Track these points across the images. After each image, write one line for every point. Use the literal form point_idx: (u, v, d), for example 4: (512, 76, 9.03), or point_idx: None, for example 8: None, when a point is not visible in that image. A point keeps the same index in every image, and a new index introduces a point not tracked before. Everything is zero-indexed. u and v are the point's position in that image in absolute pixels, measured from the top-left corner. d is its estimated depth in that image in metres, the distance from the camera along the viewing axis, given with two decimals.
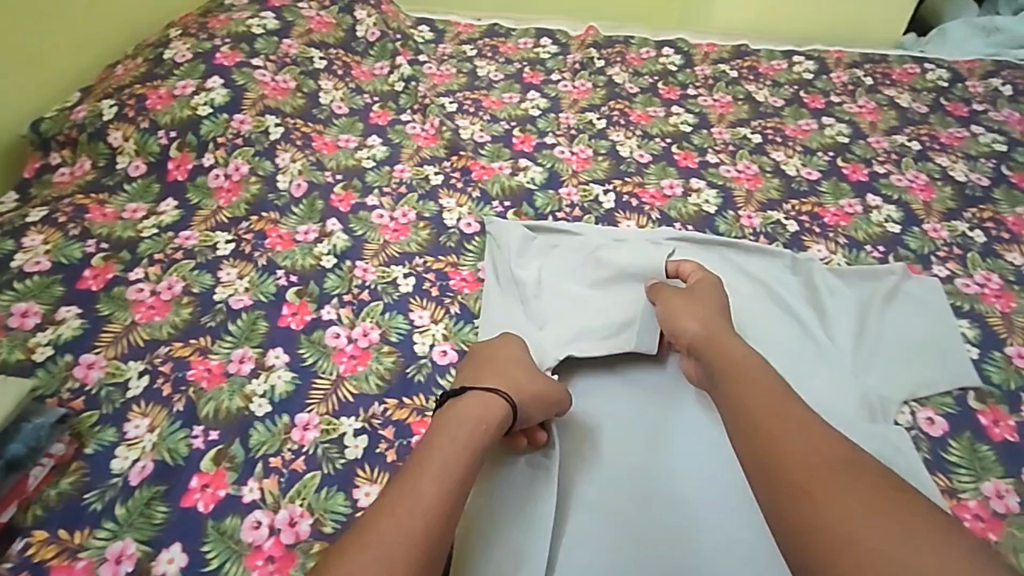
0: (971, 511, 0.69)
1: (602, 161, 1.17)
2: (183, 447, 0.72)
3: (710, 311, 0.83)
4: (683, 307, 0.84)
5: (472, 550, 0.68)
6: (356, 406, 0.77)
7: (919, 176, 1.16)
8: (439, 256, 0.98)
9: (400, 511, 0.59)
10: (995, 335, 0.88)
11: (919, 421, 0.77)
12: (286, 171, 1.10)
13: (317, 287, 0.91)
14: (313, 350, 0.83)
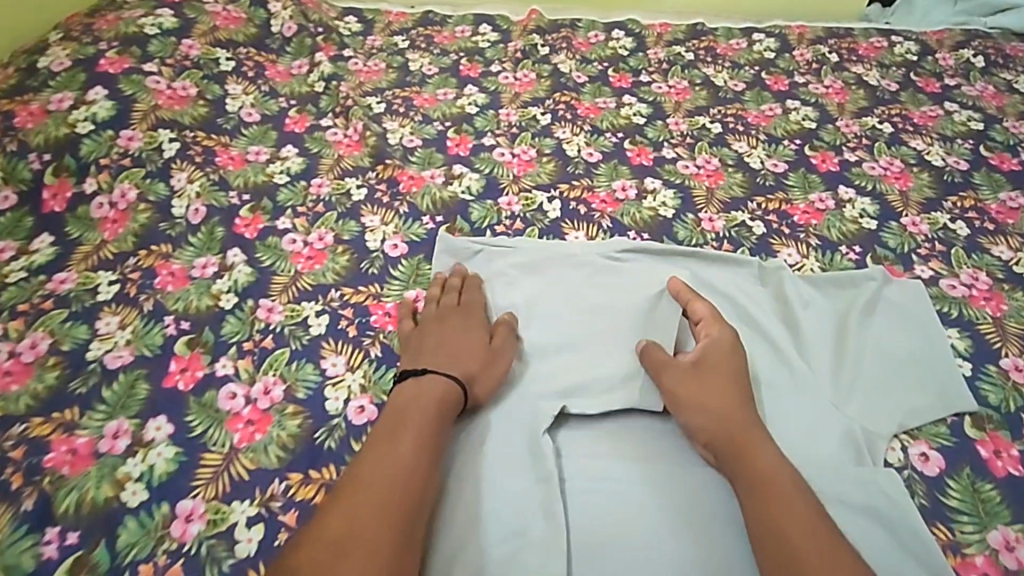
0: (978, 570, 0.62)
1: (547, 162, 1.05)
2: (28, 561, 0.60)
3: (720, 369, 0.71)
4: (685, 372, 0.71)
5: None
6: (251, 487, 0.66)
7: (894, 162, 1.06)
8: (360, 287, 0.85)
9: (357, 522, 0.58)
10: (988, 345, 0.79)
11: (913, 458, 0.69)
12: (182, 194, 0.95)
13: (211, 334, 0.79)
14: (203, 417, 0.71)
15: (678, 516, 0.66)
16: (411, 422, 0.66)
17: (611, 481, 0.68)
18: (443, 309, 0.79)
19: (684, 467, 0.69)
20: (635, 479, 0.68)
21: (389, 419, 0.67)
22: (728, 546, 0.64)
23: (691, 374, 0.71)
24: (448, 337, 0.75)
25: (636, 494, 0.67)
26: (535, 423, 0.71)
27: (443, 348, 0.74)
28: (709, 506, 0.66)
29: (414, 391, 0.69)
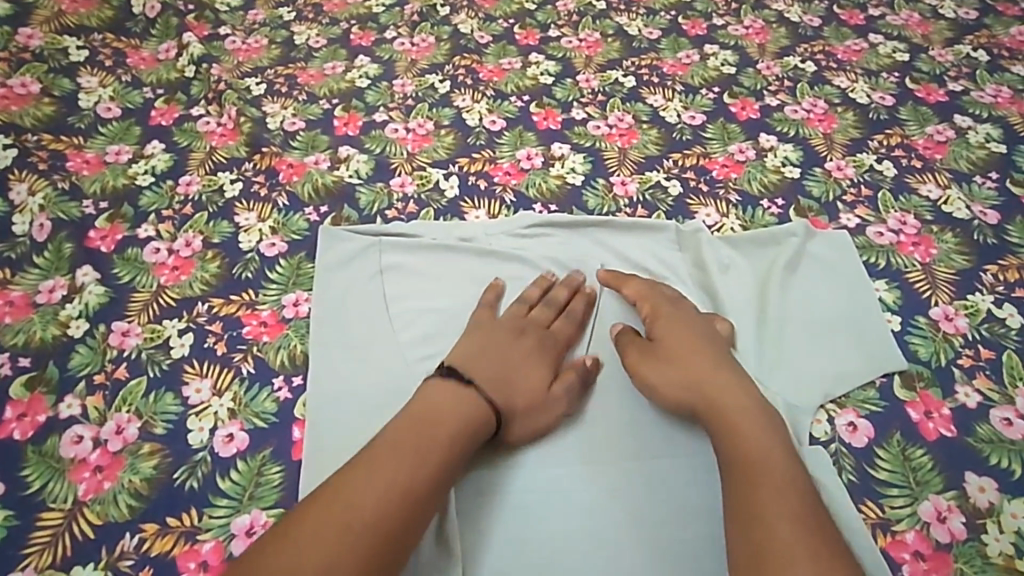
0: (910, 548, 0.58)
1: (445, 135, 0.94)
2: None
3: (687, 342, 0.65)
4: (659, 366, 0.64)
5: None
6: (97, 546, 0.59)
7: (818, 103, 0.99)
8: (232, 296, 0.75)
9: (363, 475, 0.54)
10: (916, 294, 0.74)
11: (839, 430, 0.64)
12: (23, 208, 0.82)
13: (57, 368, 0.68)
14: (42, 468, 0.62)
15: (596, 526, 0.61)
16: (441, 427, 0.58)
17: (520, 495, 0.62)
18: (520, 320, 0.69)
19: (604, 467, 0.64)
20: (554, 486, 0.63)
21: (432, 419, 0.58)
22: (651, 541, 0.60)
23: (662, 366, 0.64)
24: (514, 353, 0.66)
25: (560, 502, 0.62)
26: None
27: (500, 361, 0.64)
28: (631, 500, 0.62)
29: (454, 397, 0.60)
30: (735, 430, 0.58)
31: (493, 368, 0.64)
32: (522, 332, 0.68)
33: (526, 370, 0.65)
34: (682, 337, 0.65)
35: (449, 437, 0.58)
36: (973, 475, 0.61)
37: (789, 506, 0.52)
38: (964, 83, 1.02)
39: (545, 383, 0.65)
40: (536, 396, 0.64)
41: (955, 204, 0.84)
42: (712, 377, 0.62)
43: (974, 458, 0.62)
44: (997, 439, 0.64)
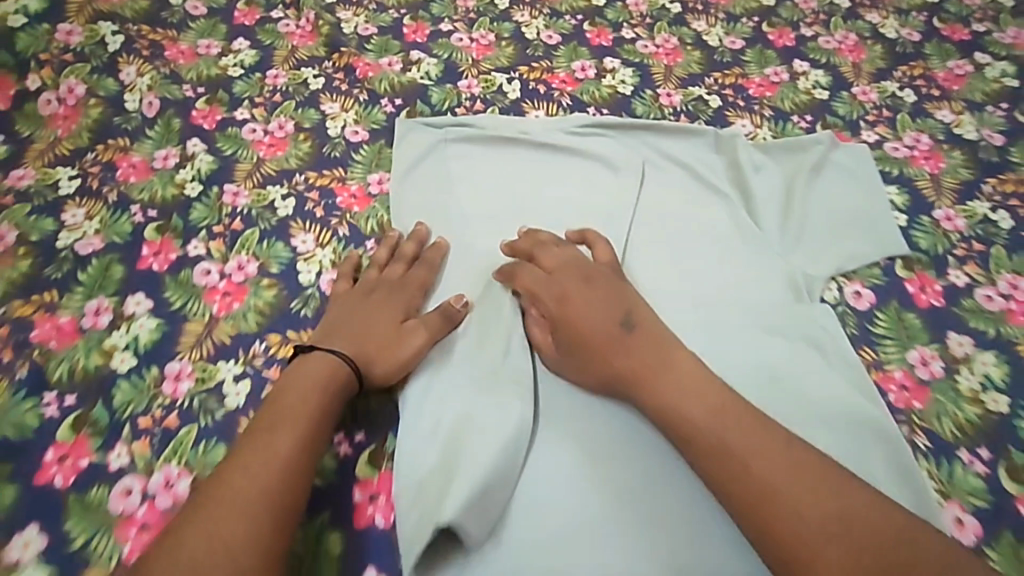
0: (896, 381, 0.67)
1: (506, 47, 1.03)
2: (32, 420, 0.63)
3: (581, 330, 0.63)
4: (580, 366, 0.63)
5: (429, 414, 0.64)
6: (236, 349, 0.69)
7: (849, 36, 1.05)
8: (325, 170, 0.86)
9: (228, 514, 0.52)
10: (925, 199, 0.83)
11: (846, 296, 0.74)
12: (133, 87, 0.92)
13: (180, 220, 0.79)
14: (180, 292, 0.73)
15: None
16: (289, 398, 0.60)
17: None
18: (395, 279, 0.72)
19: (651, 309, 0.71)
20: None
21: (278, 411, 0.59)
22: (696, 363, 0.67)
23: (579, 364, 0.63)
24: (359, 313, 0.68)
25: None
26: None
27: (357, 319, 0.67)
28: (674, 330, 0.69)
29: (307, 368, 0.63)
30: (675, 419, 0.56)
31: (350, 327, 0.67)
32: (364, 292, 0.71)
33: (382, 313, 0.68)
34: (586, 325, 0.63)
35: (307, 398, 0.60)
36: (955, 333, 0.71)
37: (782, 494, 0.50)
38: (987, 25, 1.08)
39: (395, 327, 0.67)
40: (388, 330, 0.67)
41: (966, 127, 0.92)
42: (618, 362, 0.60)
43: (959, 323, 0.72)
44: (979, 310, 0.73)
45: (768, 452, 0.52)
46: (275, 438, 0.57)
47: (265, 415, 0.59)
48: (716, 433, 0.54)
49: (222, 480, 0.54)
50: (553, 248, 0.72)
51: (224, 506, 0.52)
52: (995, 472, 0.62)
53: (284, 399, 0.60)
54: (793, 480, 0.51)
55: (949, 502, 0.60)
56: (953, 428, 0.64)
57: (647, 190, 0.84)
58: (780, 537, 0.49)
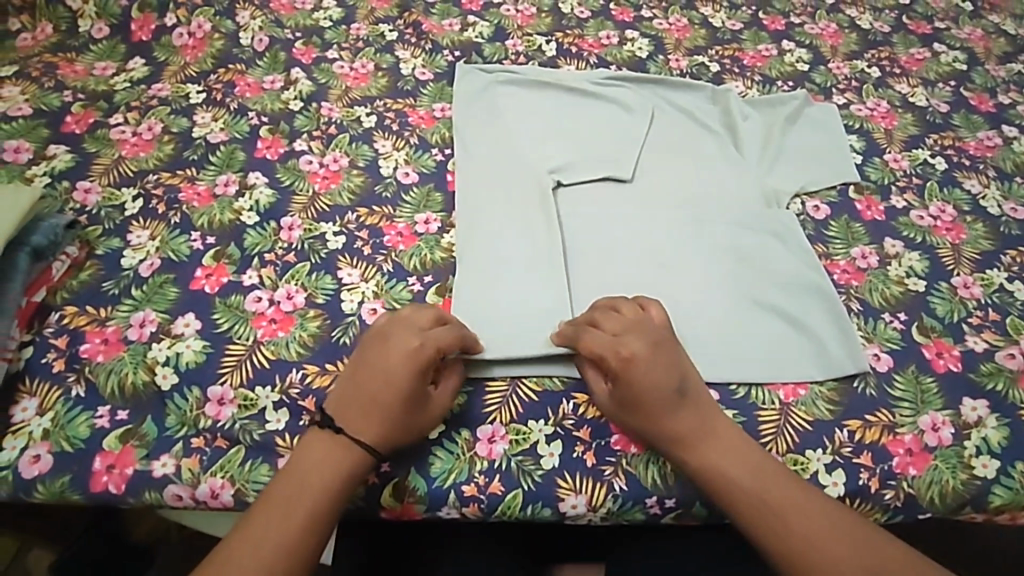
0: (839, 266, 0.87)
1: (545, 17, 1.23)
2: (185, 248, 0.83)
3: (636, 393, 0.68)
4: (630, 417, 0.70)
5: (485, 268, 0.84)
6: (333, 215, 0.89)
7: (830, 25, 1.26)
8: (398, 98, 1.06)
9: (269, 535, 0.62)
10: (877, 146, 1.04)
11: (807, 208, 0.94)
12: (247, 28, 1.14)
13: (287, 126, 1.00)
14: (290, 174, 0.93)
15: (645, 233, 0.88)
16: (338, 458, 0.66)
17: (594, 215, 0.90)
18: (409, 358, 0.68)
19: (652, 207, 0.91)
20: (620, 212, 0.90)
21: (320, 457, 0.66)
22: (683, 244, 0.87)
23: (627, 414, 0.70)
24: (378, 387, 0.67)
25: (626, 219, 0.90)
26: (541, 185, 0.92)
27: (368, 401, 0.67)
28: (668, 221, 0.89)
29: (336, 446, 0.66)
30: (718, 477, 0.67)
31: (364, 409, 0.67)
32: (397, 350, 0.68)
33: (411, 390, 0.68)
34: (648, 395, 0.68)
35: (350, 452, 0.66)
36: (890, 239, 0.91)
37: (799, 531, 0.64)
38: (948, 23, 1.29)
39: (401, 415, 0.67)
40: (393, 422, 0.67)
41: (919, 97, 1.13)
42: (672, 424, 0.68)
43: (894, 232, 0.91)
44: (912, 225, 0.93)
45: (796, 505, 0.65)
46: (315, 480, 0.65)
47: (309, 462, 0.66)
48: (750, 493, 0.66)
49: (282, 512, 0.63)
50: (607, 308, 0.75)
51: (276, 525, 0.62)
52: (908, 327, 0.82)
53: (325, 449, 0.66)
54: (818, 533, 0.64)
55: (870, 344, 0.80)
56: (881, 300, 0.84)
57: (656, 125, 1.03)
58: (792, 559, 0.64)
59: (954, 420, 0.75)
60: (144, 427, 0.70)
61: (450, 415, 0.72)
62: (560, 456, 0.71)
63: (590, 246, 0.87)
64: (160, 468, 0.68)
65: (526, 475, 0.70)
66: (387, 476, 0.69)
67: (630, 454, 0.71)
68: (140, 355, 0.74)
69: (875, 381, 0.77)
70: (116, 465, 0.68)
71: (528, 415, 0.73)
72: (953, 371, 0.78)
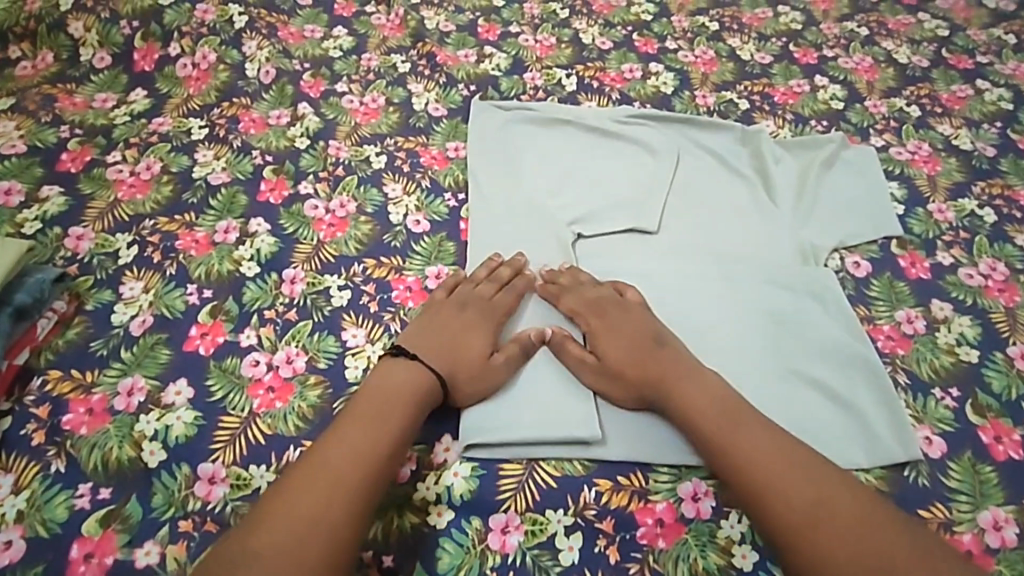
0: (884, 332, 0.80)
1: (565, 48, 1.18)
2: (180, 303, 0.78)
3: (635, 364, 0.72)
4: (632, 393, 0.72)
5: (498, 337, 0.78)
6: (338, 266, 0.83)
7: (866, 59, 1.20)
8: (410, 136, 1.01)
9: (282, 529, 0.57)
10: (920, 194, 0.97)
11: (846, 265, 0.87)
12: (253, 59, 1.09)
13: (292, 166, 0.95)
14: (293, 221, 0.88)
15: (672, 292, 0.82)
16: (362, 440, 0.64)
17: (617, 273, 0.84)
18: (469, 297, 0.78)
19: (680, 263, 0.85)
20: (646, 269, 0.84)
21: (340, 446, 0.64)
22: (713, 305, 0.81)
23: (628, 390, 0.72)
24: (460, 323, 0.76)
25: (652, 277, 0.84)
26: (561, 239, 0.87)
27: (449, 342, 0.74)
28: (697, 279, 0.83)
29: (401, 372, 0.70)
30: (737, 447, 0.65)
31: (437, 324, 0.76)
32: (497, 320, 0.77)
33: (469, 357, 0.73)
34: (650, 366, 0.72)
35: (405, 408, 0.68)
36: (938, 301, 0.84)
37: (826, 513, 0.60)
38: (990, 58, 1.22)
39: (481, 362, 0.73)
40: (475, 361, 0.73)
41: (963, 140, 1.06)
42: (687, 396, 0.69)
43: (943, 293, 0.85)
44: (960, 284, 0.86)
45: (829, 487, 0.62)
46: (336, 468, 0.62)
47: (359, 416, 0.66)
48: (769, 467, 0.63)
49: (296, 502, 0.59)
50: (591, 285, 0.80)
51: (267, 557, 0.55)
52: (961, 405, 0.75)
53: (390, 396, 0.68)
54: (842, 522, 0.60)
55: (921, 424, 0.73)
56: (930, 372, 0.77)
57: (683, 169, 0.97)
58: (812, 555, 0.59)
59: (1017, 516, 0.68)
60: (128, 508, 0.64)
61: (461, 502, 0.66)
62: (580, 551, 0.64)
63: None
64: (144, 557, 0.62)
65: (542, 572, 0.63)
66: (390, 572, 0.62)
67: (657, 550, 0.65)
68: (127, 427, 0.68)
69: (927, 470, 0.70)
70: (95, 553, 0.62)
71: (545, 503, 0.67)
72: (1014, 457, 0.71)
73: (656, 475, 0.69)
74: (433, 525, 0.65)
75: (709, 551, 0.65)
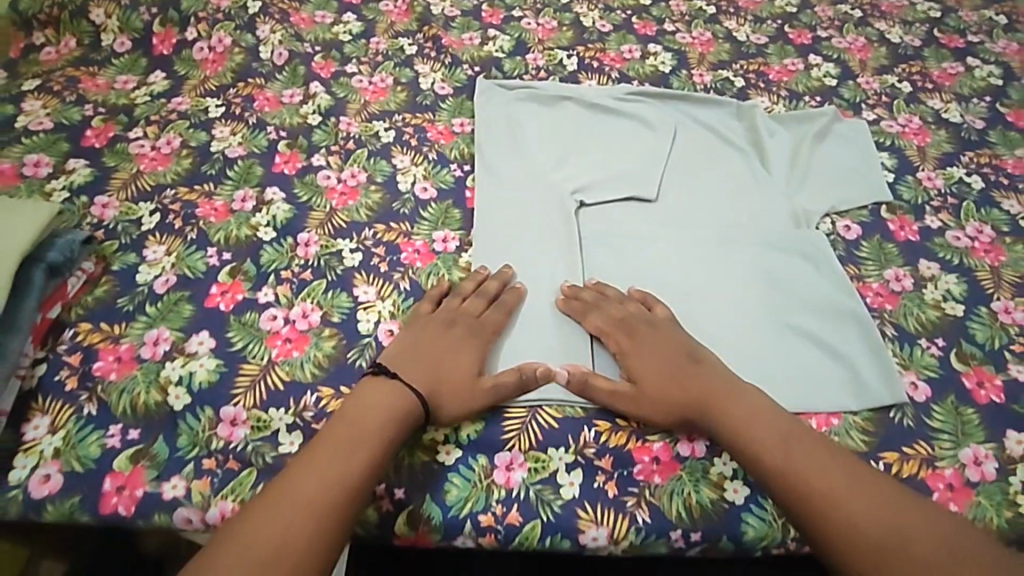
0: (873, 289, 0.84)
1: (566, 31, 1.22)
2: (201, 265, 0.82)
3: (677, 387, 0.71)
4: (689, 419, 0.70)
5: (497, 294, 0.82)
6: (350, 231, 0.87)
7: (858, 39, 1.23)
8: (417, 113, 1.05)
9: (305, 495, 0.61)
10: (910, 163, 1.00)
11: (837, 228, 0.91)
12: (267, 42, 1.14)
13: (305, 140, 0.99)
14: (307, 190, 0.92)
15: (670, 255, 0.86)
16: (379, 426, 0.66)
17: (617, 237, 0.88)
18: (455, 312, 0.76)
19: (678, 228, 0.89)
20: (644, 234, 0.88)
21: (362, 421, 0.66)
22: (710, 266, 0.84)
23: (671, 415, 0.70)
24: (446, 342, 0.74)
25: (650, 240, 0.87)
26: (562, 206, 0.90)
27: (432, 355, 0.72)
28: (696, 242, 0.87)
29: (382, 391, 0.68)
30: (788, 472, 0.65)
31: (421, 344, 0.73)
32: (487, 338, 0.75)
33: (453, 374, 0.71)
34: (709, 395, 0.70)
35: (382, 430, 0.66)
36: (926, 260, 0.87)
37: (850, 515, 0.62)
38: (981, 37, 1.25)
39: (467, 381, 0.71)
40: (459, 377, 0.71)
41: (952, 113, 1.09)
42: (733, 413, 0.68)
43: (930, 253, 0.88)
44: (947, 245, 0.89)
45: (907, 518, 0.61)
46: (351, 452, 0.64)
47: (339, 442, 0.64)
48: (844, 502, 0.62)
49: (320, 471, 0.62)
50: (617, 302, 0.79)
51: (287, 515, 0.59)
52: (946, 354, 0.78)
53: (376, 413, 0.67)
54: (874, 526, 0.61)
55: (907, 372, 0.76)
56: (917, 325, 0.80)
57: (680, 142, 1.01)
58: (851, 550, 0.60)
59: (997, 454, 0.71)
60: (156, 447, 0.69)
61: (468, 442, 0.70)
62: (580, 486, 0.68)
63: (614, 269, 0.85)
64: (171, 490, 0.67)
65: (544, 505, 0.67)
66: (401, 504, 0.67)
67: (652, 485, 0.68)
68: (153, 373, 0.72)
69: (912, 412, 0.73)
70: (126, 486, 0.67)
71: (547, 443, 0.70)
72: (995, 402, 0.75)
73: None
74: (442, 462, 0.69)
75: (702, 485, 0.69)
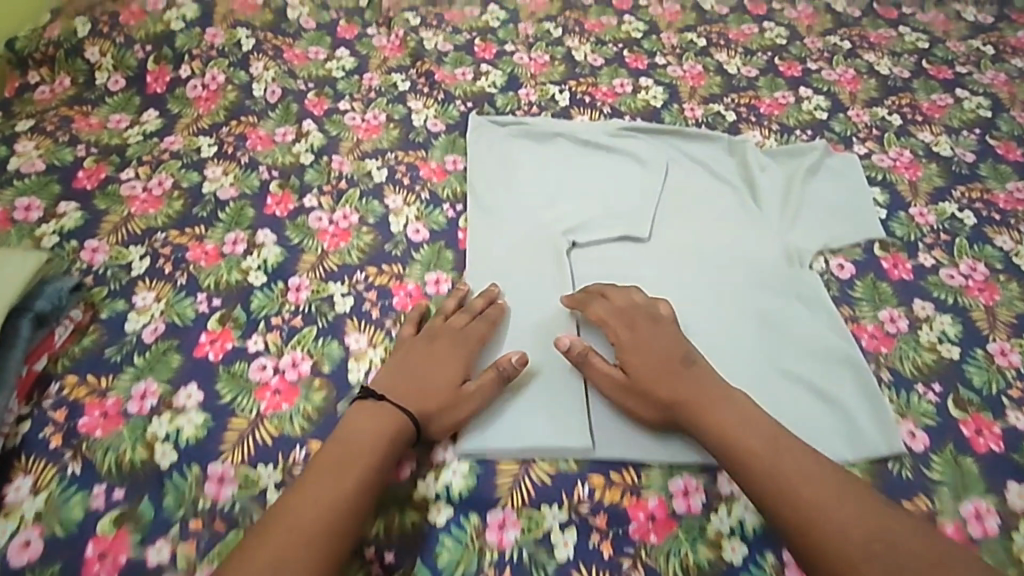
0: (868, 331, 0.83)
1: (558, 65, 1.22)
2: (190, 312, 0.81)
3: (666, 384, 0.72)
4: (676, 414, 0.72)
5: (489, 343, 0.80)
6: (341, 274, 0.87)
7: (848, 71, 1.24)
8: (410, 150, 1.05)
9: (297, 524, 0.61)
10: (902, 199, 1.00)
11: (831, 267, 0.91)
12: (260, 79, 1.14)
13: (297, 180, 0.99)
14: (299, 232, 0.92)
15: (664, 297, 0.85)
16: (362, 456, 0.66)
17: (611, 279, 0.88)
18: (438, 327, 0.78)
19: (672, 269, 0.88)
20: (638, 275, 0.88)
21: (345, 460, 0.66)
22: (704, 309, 0.84)
23: (660, 412, 0.72)
24: (430, 355, 0.75)
25: (644, 282, 0.87)
26: (555, 246, 0.90)
27: (417, 369, 0.74)
28: (690, 284, 0.86)
29: (371, 413, 0.70)
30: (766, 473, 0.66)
31: (406, 360, 0.75)
32: (471, 349, 0.76)
33: (439, 387, 0.72)
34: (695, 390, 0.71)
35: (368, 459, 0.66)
36: (920, 299, 0.87)
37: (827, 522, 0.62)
38: (969, 68, 1.26)
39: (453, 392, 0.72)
40: (445, 390, 0.72)
41: (943, 146, 1.10)
42: (720, 417, 0.69)
43: (924, 292, 0.88)
44: (941, 284, 0.89)
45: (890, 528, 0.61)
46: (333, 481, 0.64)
47: (346, 448, 0.67)
48: (832, 515, 0.62)
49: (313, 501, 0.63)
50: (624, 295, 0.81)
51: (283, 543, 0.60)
52: (943, 400, 0.77)
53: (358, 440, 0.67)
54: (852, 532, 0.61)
55: (905, 420, 0.76)
56: (913, 369, 0.80)
57: (672, 179, 1.01)
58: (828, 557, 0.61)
59: (998, 506, 0.70)
60: (141, 508, 0.67)
61: (459, 500, 0.69)
62: (574, 545, 0.67)
63: None
64: (155, 555, 0.65)
65: (538, 566, 0.66)
66: (391, 568, 0.65)
67: (648, 545, 0.67)
68: (139, 430, 0.71)
69: (910, 462, 0.73)
70: (108, 552, 0.64)
71: (540, 499, 0.70)
72: (994, 450, 0.74)
73: (648, 472, 0.72)
74: (433, 522, 0.68)
75: (699, 544, 0.68)
